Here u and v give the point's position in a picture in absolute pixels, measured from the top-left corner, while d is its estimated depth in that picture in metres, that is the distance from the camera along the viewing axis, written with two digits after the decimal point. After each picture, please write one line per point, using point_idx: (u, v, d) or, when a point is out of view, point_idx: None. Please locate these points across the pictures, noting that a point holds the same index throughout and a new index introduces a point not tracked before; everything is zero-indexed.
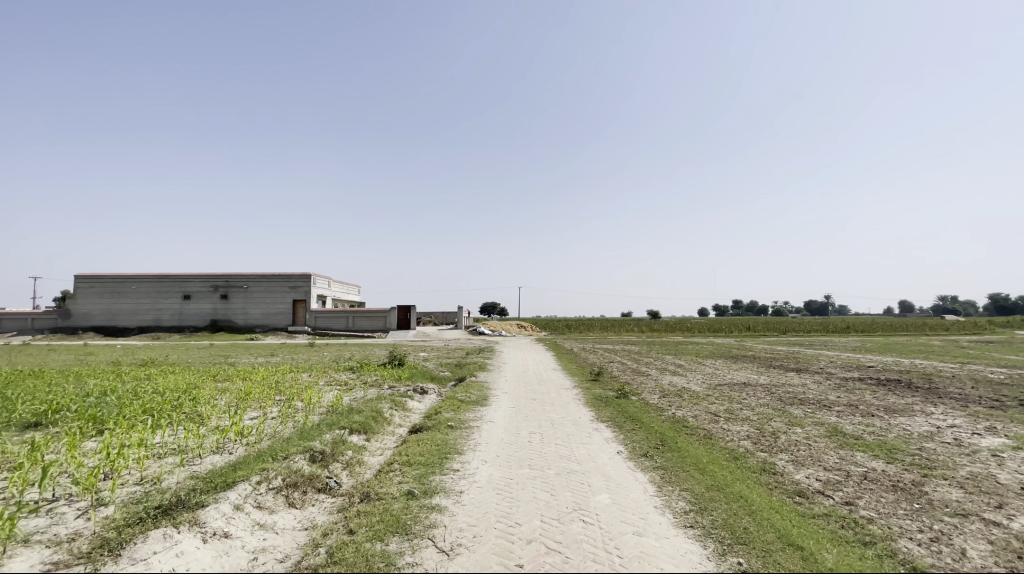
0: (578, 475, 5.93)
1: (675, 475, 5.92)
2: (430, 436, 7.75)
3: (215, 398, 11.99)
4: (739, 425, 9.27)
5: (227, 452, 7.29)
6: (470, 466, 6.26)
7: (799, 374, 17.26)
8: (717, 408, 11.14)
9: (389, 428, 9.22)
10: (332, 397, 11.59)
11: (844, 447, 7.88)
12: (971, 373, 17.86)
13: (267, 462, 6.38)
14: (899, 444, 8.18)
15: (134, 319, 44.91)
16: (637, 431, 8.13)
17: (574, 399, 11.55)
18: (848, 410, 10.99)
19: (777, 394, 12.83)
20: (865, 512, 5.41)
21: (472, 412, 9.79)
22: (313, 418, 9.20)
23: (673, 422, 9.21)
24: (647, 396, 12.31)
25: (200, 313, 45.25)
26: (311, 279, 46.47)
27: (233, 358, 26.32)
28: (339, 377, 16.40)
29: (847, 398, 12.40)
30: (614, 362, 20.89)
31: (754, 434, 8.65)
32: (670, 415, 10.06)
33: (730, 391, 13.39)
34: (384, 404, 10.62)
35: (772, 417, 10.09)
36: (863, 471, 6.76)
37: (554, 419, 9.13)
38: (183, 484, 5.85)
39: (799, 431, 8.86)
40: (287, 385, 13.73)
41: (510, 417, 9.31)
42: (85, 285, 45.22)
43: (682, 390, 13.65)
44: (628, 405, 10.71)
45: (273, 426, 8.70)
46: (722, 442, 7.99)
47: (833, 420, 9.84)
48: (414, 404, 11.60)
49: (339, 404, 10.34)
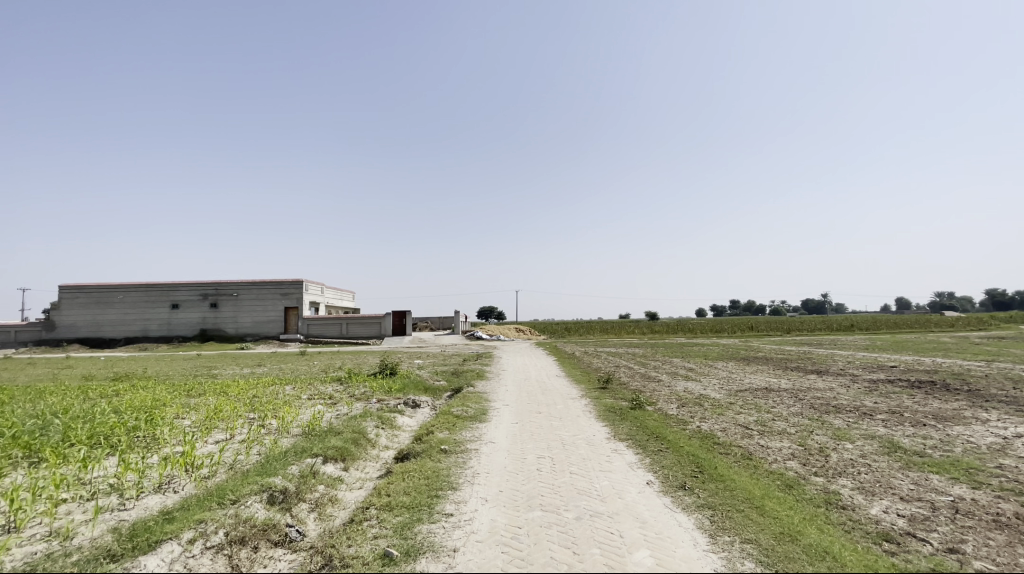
0: (605, 520, 4.64)
1: (729, 519, 4.64)
2: (418, 465, 6.43)
3: (180, 419, 10.66)
4: (778, 442, 7.99)
5: (171, 493, 5.96)
6: (466, 509, 4.98)
7: (822, 377, 15.94)
8: (746, 418, 9.83)
9: (372, 452, 7.93)
10: (310, 414, 10.29)
11: (911, 469, 6.67)
12: (1003, 371, 16.68)
13: (209, 509, 5.04)
14: (974, 462, 6.94)
15: (121, 330, 43.35)
16: (666, 453, 6.83)
17: (584, 410, 10.30)
18: (894, 418, 9.76)
19: (807, 400, 11.59)
20: (980, 563, 4.23)
21: (470, 431, 8.50)
22: (284, 443, 7.90)
23: (702, 439, 7.95)
24: (664, 406, 11.00)
25: (189, 322, 43.76)
26: (303, 286, 45.05)
27: (217, 369, 24.87)
28: (325, 390, 15.07)
29: (886, 405, 11.16)
30: (621, 367, 19.57)
31: (800, 452, 7.40)
32: (697, 429, 8.77)
33: (754, 398, 12.13)
34: (368, 423, 9.30)
35: (813, 429, 8.81)
36: (951, 502, 5.54)
37: (564, 438, 7.82)
38: (94, 545, 4.51)
39: (851, 448, 7.61)
40: (265, 401, 12.39)
41: (513, 437, 8.00)
42: (71, 295, 43.73)
43: (701, 397, 12.33)
44: (647, 418, 9.44)
45: (234, 455, 7.38)
46: (766, 465, 6.75)
47: (883, 431, 8.61)
48: (404, 421, 10.28)
49: (317, 425, 9.03)
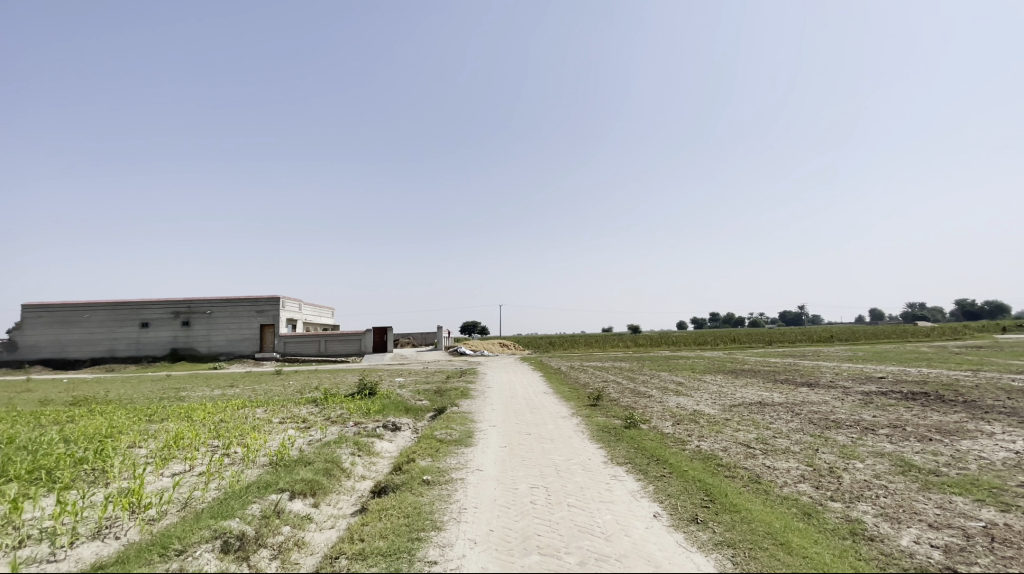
0: (612, 565, 4.03)
1: (754, 560, 4.09)
2: (397, 501, 5.71)
3: (136, 447, 9.70)
4: (786, 462, 7.49)
5: (109, 542, 5.14)
6: (453, 555, 4.32)
7: (813, 389, 15.63)
8: (747, 436, 9.31)
9: (346, 484, 7.19)
10: (280, 441, 9.47)
11: (932, 491, 6.23)
12: (990, 381, 16.64)
13: (148, 564, 4.27)
14: (992, 480, 6.54)
15: (87, 351, 41.35)
16: (671, 479, 6.26)
17: (576, 431, 9.67)
18: (898, 433, 9.36)
19: (805, 415, 11.16)
20: None
21: (455, 457, 7.82)
22: (248, 476, 7.11)
23: (704, 461, 7.42)
24: (659, 423, 10.44)
25: (160, 341, 42.01)
26: (281, 303, 43.73)
27: (186, 391, 23.54)
28: (299, 412, 14.21)
29: (885, 418, 10.81)
30: (609, 382, 19.03)
31: (810, 474, 6.90)
32: (696, 449, 8.24)
33: (750, 413, 11.67)
34: (343, 451, 8.54)
35: (817, 447, 8.34)
36: (983, 528, 5.09)
37: (557, 463, 7.19)
38: None
39: (863, 467, 7.15)
40: (232, 425, 11.47)
41: (502, 464, 7.34)
42: (34, 314, 41.62)
43: (695, 413, 11.81)
44: (643, 438, 8.87)
45: (190, 492, 6.55)
46: (777, 489, 6.24)
47: (891, 448, 8.20)
48: (382, 447, 9.52)
49: (287, 454, 8.22)
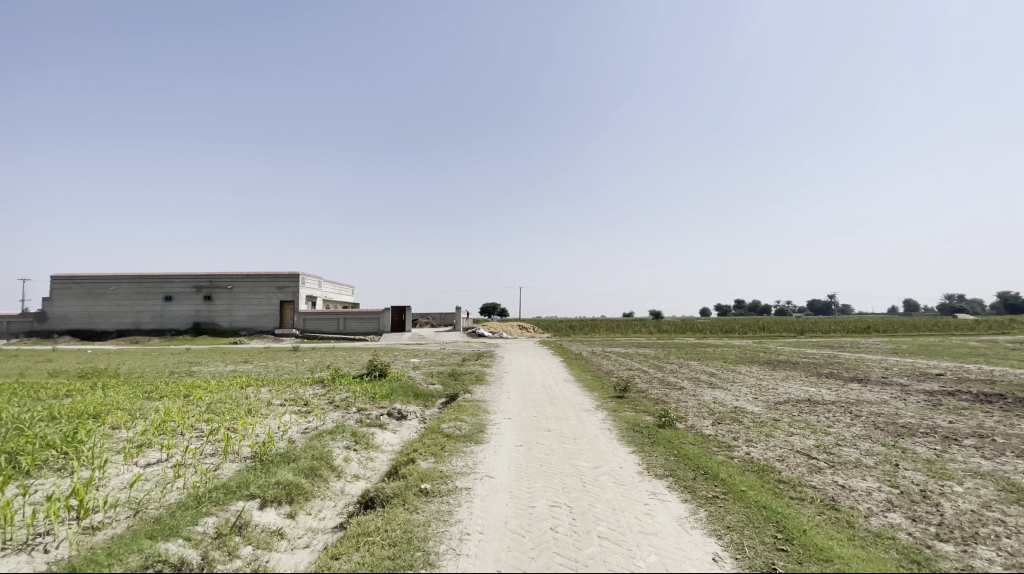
0: None
1: None
2: (384, 522, 4.59)
3: (118, 430, 8.84)
4: (865, 482, 6.12)
5: (27, 561, 4.14)
6: None
7: (866, 387, 14.03)
8: (805, 442, 7.95)
9: (333, 487, 6.12)
10: (269, 429, 8.46)
11: None
12: None
13: None
14: None
15: (112, 322, 41.78)
16: (728, 504, 4.97)
17: (602, 429, 8.43)
18: (989, 446, 7.87)
19: (867, 419, 9.69)
20: None
21: (462, 460, 6.67)
22: (220, 474, 6.09)
23: (761, 476, 6.13)
24: (697, 423, 9.13)
25: (183, 315, 42.16)
26: (300, 280, 43.28)
27: (198, 366, 23.07)
28: (304, 393, 13.30)
29: (964, 425, 9.28)
30: (636, 371, 17.67)
31: (898, 501, 5.53)
32: (747, 459, 6.94)
33: (801, 413, 10.23)
34: (337, 445, 7.48)
35: (897, 462, 6.94)
36: None
37: (582, 473, 5.97)
38: None
39: (965, 494, 5.77)
40: (227, 407, 10.55)
41: (516, 470, 6.16)
42: (62, 285, 42.12)
43: (737, 412, 10.45)
44: (682, 441, 7.59)
45: (147, 492, 5.54)
46: (864, 522, 4.93)
47: (990, 467, 6.76)
48: (383, 439, 8.45)
49: (272, 446, 7.17)
